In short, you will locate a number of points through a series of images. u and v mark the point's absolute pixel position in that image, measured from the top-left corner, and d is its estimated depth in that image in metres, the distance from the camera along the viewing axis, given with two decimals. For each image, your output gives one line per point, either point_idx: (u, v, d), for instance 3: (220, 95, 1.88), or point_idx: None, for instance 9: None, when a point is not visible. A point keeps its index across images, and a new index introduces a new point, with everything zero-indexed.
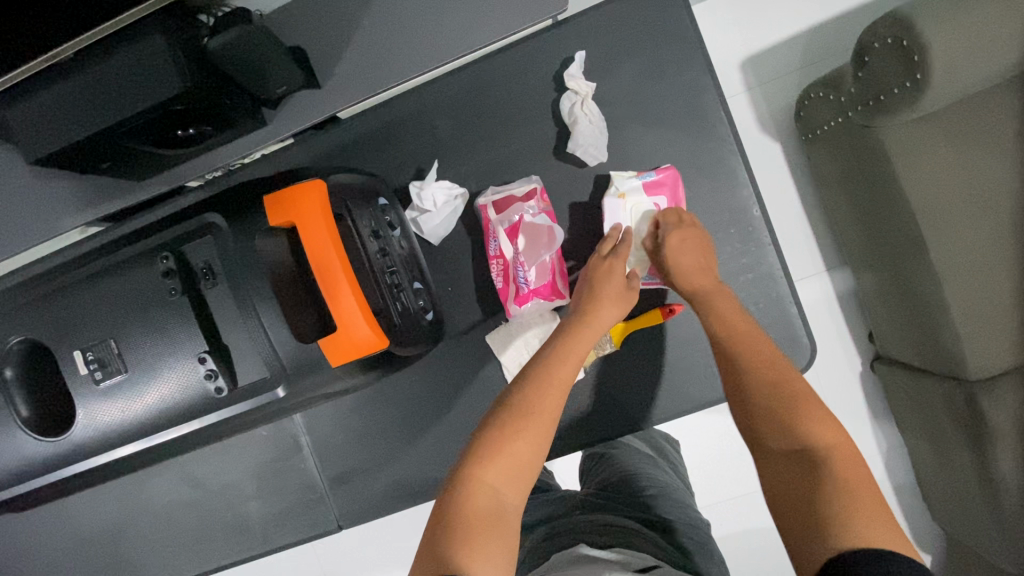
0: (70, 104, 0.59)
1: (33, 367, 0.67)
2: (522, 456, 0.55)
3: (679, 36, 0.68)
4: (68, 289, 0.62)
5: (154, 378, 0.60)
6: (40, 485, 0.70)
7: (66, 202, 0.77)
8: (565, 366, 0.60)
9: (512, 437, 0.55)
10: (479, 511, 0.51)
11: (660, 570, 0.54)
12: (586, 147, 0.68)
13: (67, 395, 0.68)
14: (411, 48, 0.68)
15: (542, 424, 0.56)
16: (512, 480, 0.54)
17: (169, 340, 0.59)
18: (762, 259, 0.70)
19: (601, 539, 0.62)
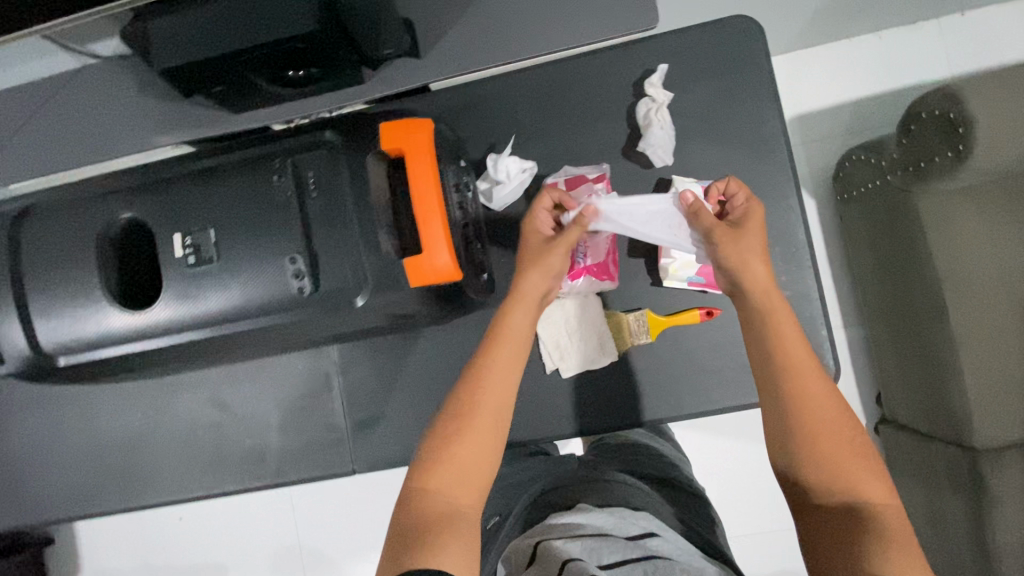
0: (207, 27, 0.66)
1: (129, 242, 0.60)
2: (471, 463, 0.58)
3: (754, 65, 0.74)
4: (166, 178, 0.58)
5: (249, 282, 0.55)
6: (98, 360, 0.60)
7: (164, 123, 0.83)
8: (501, 366, 0.62)
9: (457, 445, 0.58)
10: (437, 517, 0.55)
11: (655, 540, 0.58)
12: (656, 148, 0.73)
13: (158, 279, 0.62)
14: (511, 38, 0.76)
15: (480, 426, 0.59)
16: (463, 482, 0.57)
17: (272, 239, 0.55)
18: (801, 280, 0.74)
19: (595, 502, 0.66)
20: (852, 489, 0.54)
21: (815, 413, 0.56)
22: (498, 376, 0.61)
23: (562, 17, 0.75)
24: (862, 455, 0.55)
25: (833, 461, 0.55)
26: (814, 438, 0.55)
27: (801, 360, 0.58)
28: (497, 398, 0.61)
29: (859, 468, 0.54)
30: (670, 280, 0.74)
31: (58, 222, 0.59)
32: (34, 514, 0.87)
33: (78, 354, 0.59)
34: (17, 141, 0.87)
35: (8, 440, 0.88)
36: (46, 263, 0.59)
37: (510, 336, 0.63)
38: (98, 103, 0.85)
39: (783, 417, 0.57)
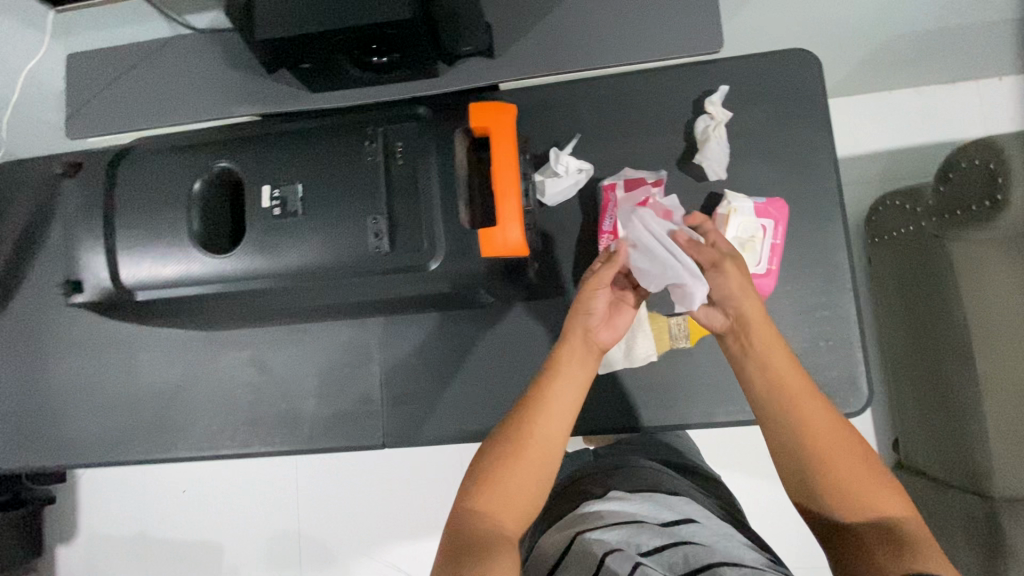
0: (306, 5, 0.71)
1: (217, 191, 0.63)
2: (517, 484, 0.60)
3: (811, 95, 0.78)
4: (258, 137, 0.61)
5: (330, 238, 0.58)
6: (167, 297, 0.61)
7: (243, 94, 0.88)
8: (555, 401, 0.63)
9: (510, 470, 0.60)
10: (484, 533, 0.56)
11: (690, 526, 0.60)
12: (712, 162, 0.76)
13: (238, 227, 0.64)
14: (582, 49, 0.81)
15: (529, 457, 0.61)
16: (515, 502, 0.59)
17: (358, 200, 0.58)
18: (841, 302, 0.76)
19: (628, 488, 0.68)
20: (871, 503, 0.57)
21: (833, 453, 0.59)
22: (551, 409, 0.63)
23: (632, 34, 0.80)
24: (874, 471, 0.59)
25: (851, 479, 0.58)
26: (834, 475, 0.58)
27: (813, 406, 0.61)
28: (547, 428, 0.62)
29: (880, 487, 0.58)
30: None
31: (150, 171, 0.62)
32: (63, 457, 0.88)
33: (161, 293, 0.61)
34: (100, 95, 0.91)
35: (50, 380, 0.90)
36: (134, 208, 0.61)
37: (564, 375, 0.64)
38: (183, 69, 0.90)
39: (800, 451, 0.59)
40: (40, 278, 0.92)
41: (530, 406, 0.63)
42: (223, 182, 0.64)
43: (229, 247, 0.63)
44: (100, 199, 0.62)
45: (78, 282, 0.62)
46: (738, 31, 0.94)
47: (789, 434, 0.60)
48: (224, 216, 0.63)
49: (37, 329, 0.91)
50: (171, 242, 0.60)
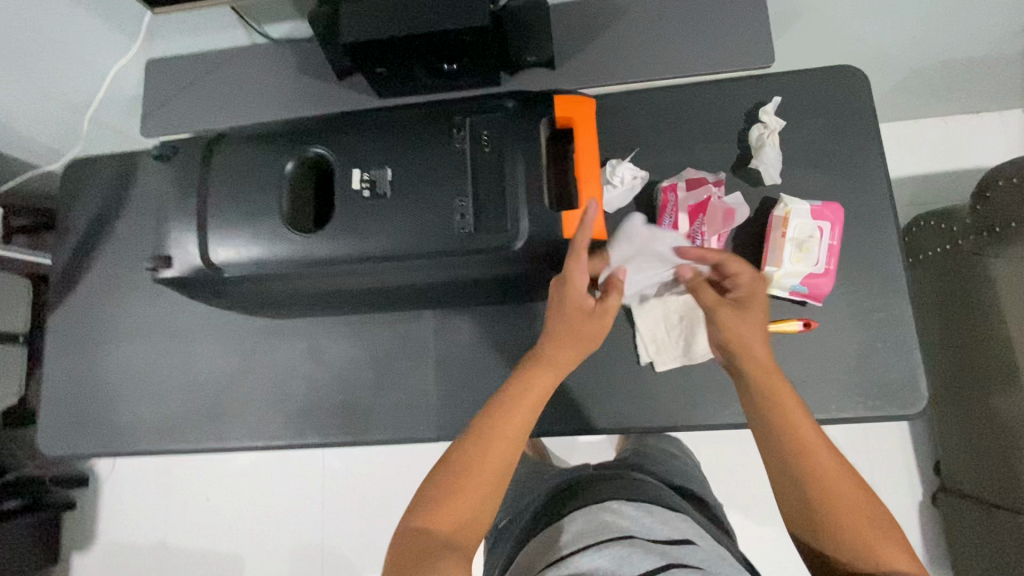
0: (387, 13, 0.76)
1: (309, 174, 0.66)
2: (469, 503, 0.58)
3: (861, 107, 0.81)
4: (352, 122, 0.64)
5: (417, 218, 0.61)
6: (252, 273, 0.63)
7: (313, 98, 0.92)
8: (511, 425, 0.61)
9: (463, 488, 0.58)
10: (427, 548, 0.55)
11: (687, 546, 0.60)
12: (768, 167, 0.79)
13: (327, 210, 0.67)
14: (640, 60, 0.85)
15: (485, 478, 0.59)
16: (466, 525, 0.58)
17: (444, 183, 0.61)
18: (897, 306, 0.77)
19: (628, 499, 0.68)
20: (872, 550, 0.56)
21: (830, 503, 0.58)
22: (508, 435, 0.61)
23: (689, 48, 0.84)
24: (869, 517, 0.57)
25: (845, 522, 0.58)
26: (830, 525, 0.58)
27: (816, 450, 0.61)
28: (504, 450, 0.60)
29: (881, 542, 0.56)
30: (771, 288, 0.77)
31: (245, 151, 0.65)
32: (115, 442, 0.89)
33: (246, 268, 0.63)
34: (177, 96, 0.96)
35: (108, 367, 0.92)
36: (228, 186, 0.64)
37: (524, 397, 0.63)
38: (255, 74, 0.94)
39: (794, 486, 0.60)
40: (105, 268, 0.95)
41: (485, 429, 0.61)
42: (315, 166, 0.67)
43: (314, 227, 0.65)
44: (194, 177, 0.65)
45: (168, 257, 0.64)
46: (785, 47, 0.98)
47: (785, 470, 0.61)
48: (316, 199, 0.66)
49: (99, 317, 0.93)
50: (262, 218, 0.63)
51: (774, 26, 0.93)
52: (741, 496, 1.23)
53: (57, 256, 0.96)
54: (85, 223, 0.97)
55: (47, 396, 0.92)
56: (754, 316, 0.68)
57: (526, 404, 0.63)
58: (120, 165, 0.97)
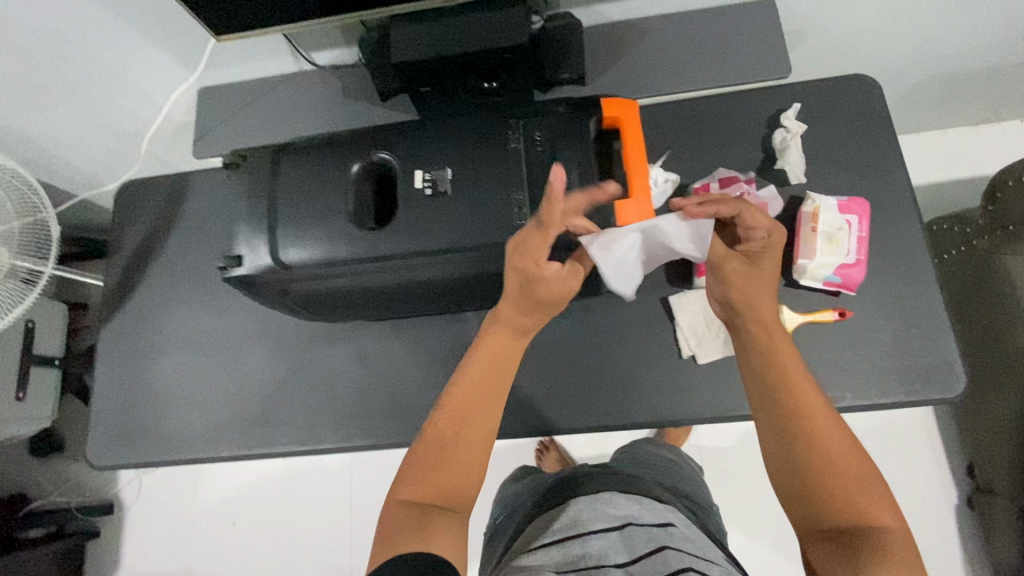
0: (434, 36, 0.83)
1: (371, 177, 0.71)
2: (462, 461, 0.59)
3: (877, 111, 0.87)
4: (413, 130, 0.70)
5: (476, 213, 0.65)
6: (318, 269, 0.67)
7: (355, 116, 0.97)
8: (488, 381, 0.64)
9: (456, 445, 0.60)
10: (424, 512, 0.56)
11: (673, 530, 0.63)
12: (793, 167, 0.84)
13: (387, 212, 0.71)
14: (666, 74, 0.91)
15: (473, 432, 0.60)
16: (454, 492, 0.58)
17: (502, 181, 0.65)
18: (925, 294, 0.80)
19: (619, 489, 0.71)
20: (856, 509, 0.53)
21: (817, 450, 0.56)
22: (482, 399, 0.62)
23: (712, 61, 0.90)
24: (860, 479, 0.54)
25: (830, 479, 0.55)
26: (813, 473, 0.55)
27: (805, 398, 0.59)
28: (487, 405, 0.62)
29: (863, 492, 0.54)
30: (805, 280, 0.80)
31: (313, 158, 0.70)
32: (164, 452, 0.90)
33: (312, 266, 0.67)
34: (228, 120, 1.01)
35: (157, 378, 0.94)
36: (297, 190, 0.69)
37: (496, 347, 0.66)
38: (300, 96, 0.99)
39: (785, 436, 0.58)
40: (155, 282, 0.98)
41: (458, 396, 0.62)
42: (376, 170, 0.71)
43: (376, 226, 0.69)
44: (264, 184, 0.70)
45: (238, 256, 0.68)
46: (798, 57, 1.04)
47: (775, 419, 0.59)
48: (378, 202, 0.71)
49: (149, 330, 0.96)
50: (330, 218, 0.67)
51: (789, 37, 0.99)
52: (774, 500, 1.22)
53: (108, 271, 0.99)
54: (134, 239, 1.00)
55: (96, 409, 0.94)
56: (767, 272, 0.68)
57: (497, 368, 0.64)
58: (169, 185, 1.01)
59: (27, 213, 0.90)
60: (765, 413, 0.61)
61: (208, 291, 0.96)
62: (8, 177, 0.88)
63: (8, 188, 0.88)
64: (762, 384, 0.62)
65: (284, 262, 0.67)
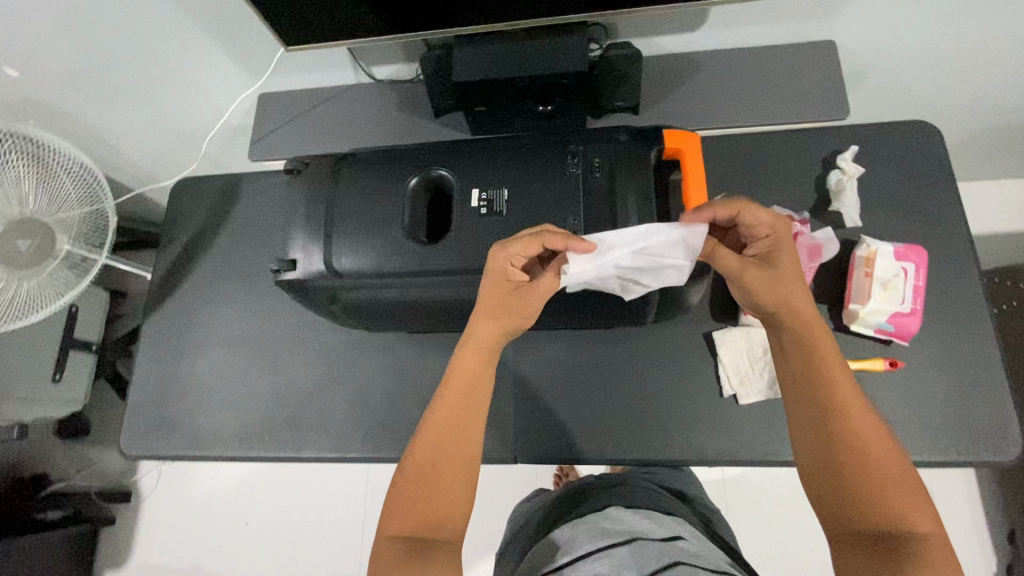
0: (496, 57, 0.84)
1: (426, 192, 0.72)
2: (447, 493, 0.58)
3: (937, 160, 0.85)
4: (472, 148, 0.70)
5: None
6: (369, 278, 0.67)
7: (408, 129, 0.99)
8: (461, 413, 0.62)
9: (437, 480, 0.59)
10: (409, 549, 0.55)
11: (683, 542, 0.61)
12: (849, 210, 0.83)
13: (440, 228, 0.72)
14: (722, 109, 0.91)
15: (453, 465, 0.60)
16: (438, 520, 0.57)
17: (558, 205, 0.66)
18: (981, 350, 0.78)
19: (625, 503, 0.69)
20: (892, 509, 0.52)
21: (853, 453, 0.54)
22: (450, 433, 0.61)
23: (771, 99, 0.90)
24: (897, 478, 0.53)
25: (866, 477, 0.53)
26: (847, 476, 0.54)
27: (843, 400, 0.57)
28: (464, 438, 0.61)
29: (901, 497, 0.52)
30: (857, 326, 0.78)
31: (371, 169, 0.71)
32: (194, 448, 0.91)
33: (365, 276, 0.67)
34: (284, 126, 1.04)
35: (194, 373, 0.95)
36: (354, 200, 0.70)
37: (465, 376, 0.63)
38: (356, 107, 1.02)
39: (824, 432, 0.56)
40: (201, 278, 1.00)
41: (431, 430, 0.61)
42: (432, 185, 0.72)
43: (429, 240, 0.70)
44: (324, 193, 0.71)
45: (292, 261, 0.69)
46: (854, 99, 1.03)
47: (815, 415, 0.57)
48: (433, 219, 0.72)
49: (191, 324, 0.98)
50: (385, 229, 0.68)
51: (848, 79, 0.98)
52: (799, 551, 1.17)
53: (157, 263, 1.02)
54: (184, 233, 1.02)
55: (132, 399, 0.96)
56: (788, 267, 0.62)
57: (461, 402, 0.61)
58: (222, 185, 1.03)
59: (89, 202, 0.93)
60: (804, 408, 0.59)
61: (252, 291, 0.97)
62: (76, 168, 0.91)
63: (75, 178, 0.91)
64: (800, 383, 0.60)
65: (336, 270, 0.68)
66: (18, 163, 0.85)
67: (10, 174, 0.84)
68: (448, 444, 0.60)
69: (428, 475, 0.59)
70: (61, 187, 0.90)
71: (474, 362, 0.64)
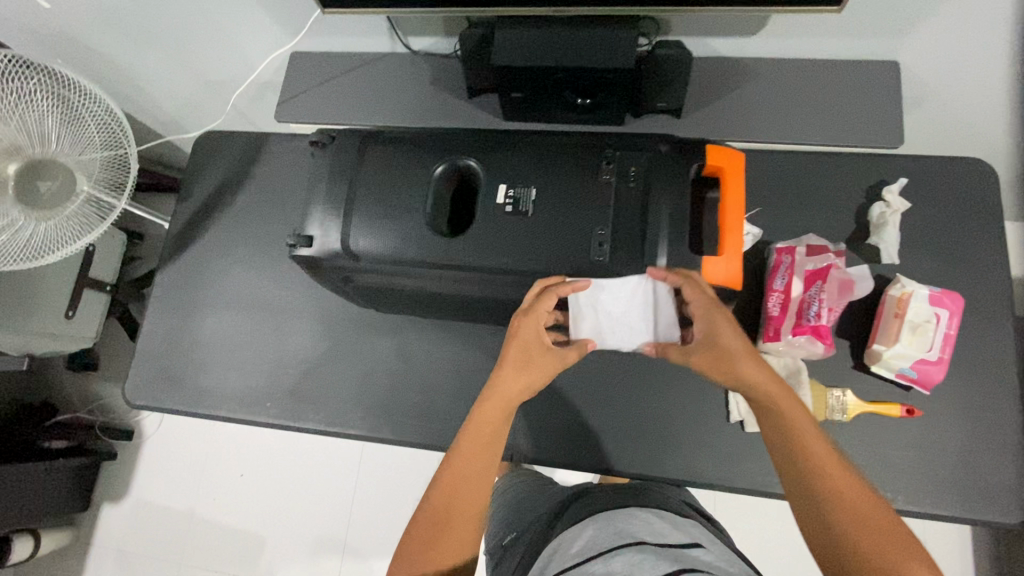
0: (538, 43, 0.80)
1: (452, 181, 0.69)
2: (466, 538, 0.57)
3: (988, 203, 0.81)
4: (504, 141, 0.68)
5: (554, 238, 0.63)
6: (386, 266, 0.66)
7: (440, 108, 0.96)
8: (480, 458, 0.60)
9: (449, 528, 0.57)
10: None
11: (698, 549, 0.58)
12: (888, 246, 0.80)
13: (463, 221, 0.70)
14: (769, 122, 0.86)
15: (471, 510, 0.58)
16: (454, 566, 0.57)
17: (587, 212, 0.63)
18: (1003, 406, 0.75)
19: (640, 506, 0.67)
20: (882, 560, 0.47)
21: (832, 504, 0.51)
22: (466, 481, 0.59)
23: (822, 118, 0.85)
24: (882, 522, 0.49)
25: (853, 528, 0.49)
26: (834, 537, 0.50)
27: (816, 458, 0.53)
28: (479, 481, 0.59)
29: (886, 545, 0.48)
30: (878, 367, 0.76)
31: (398, 150, 0.68)
32: (197, 405, 0.92)
33: (382, 260, 0.66)
34: (312, 89, 1.01)
35: (203, 331, 0.95)
36: (378, 183, 0.68)
37: (488, 422, 0.61)
38: (388, 78, 0.98)
39: (805, 488, 0.53)
40: (216, 236, 0.99)
41: (446, 476, 0.59)
42: (458, 175, 0.70)
43: (450, 232, 0.68)
44: (347, 171, 0.69)
45: (309, 237, 0.68)
46: (907, 125, 0.98)
47: (793, 470, 0.54)
48: (457, 211, 0.70)
49: (204, 280, 0.98)
50: (406, 216, 0.66)
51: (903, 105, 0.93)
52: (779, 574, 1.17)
53: (175, 216, 1.01)
54: (203, 188, 1.01)
55: (141, 349, 0.96)
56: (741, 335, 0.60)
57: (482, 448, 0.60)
58: (246, 144, 1.01)
59: (111, 146, 0.90)
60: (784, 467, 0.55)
61: (266, 256, 0.96)
62: (100, 112, 0.88)
63: (99, 121, 0.88)
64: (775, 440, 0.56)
65: (352, 253, 0.67)
66: (43, 101, 0.85)
67: (37, 111, 0.85)
68: (461, 492, 0.59)
69: (442, 525, 0.57)
70: (87, 132, 0.88)
71: (493, 419, 0.62)
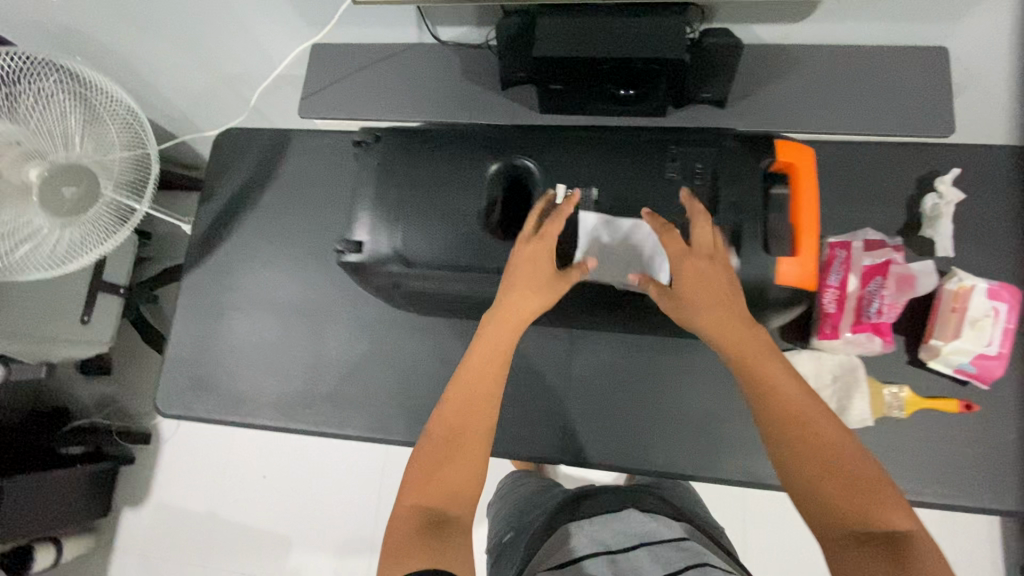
0: (581, 31, 0.76)
1: (506, 181, 0.67)
2: (461, 470, 0.56)
3: None
4: (559, 139, 0.66)
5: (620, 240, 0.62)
6: (442, 270, 0.63)
7: (473, 101, 0.92)
8: (478, 395, 0.59)
9: (448, 460, 0.56)
10: (424, 529, 0.52)
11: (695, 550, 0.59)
12: (943, 238, 0.80)
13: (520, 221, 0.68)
14: (817, 113, 0.84)
15: (470, 443, 0.58)
16: (451, 498, 0.55)
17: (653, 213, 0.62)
18: None
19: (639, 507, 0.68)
20: (861, 505, 0.49)
21: (812, 452, 0.52)
22: (465, 413, 0.59)
23: (873, 107, 0.83)
24: (856, 464, 0.51)
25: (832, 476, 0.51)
26: (816, 486, 0.51)
27: (801, 405, 0.54)
28: (478, 415, 0.59)
29: (864, 491, 0.50)
30: (935, 362, 0.74)
31: (448, 149, 0.66)
32: (231, 411, 0.89)
33: (436, 265, 0.63)
34: (336, 83, 0.96)
35: (233, 336, 0.93)
36: (428, 184, 0.65)
37: (484, 358, 0.61)
38: (416, 70, 0.94)
39: (782, 436, 0.54)
40: (243, 237, 0.96)
41: (446, 411, 0.59)
42: (512, 173, 0.67)
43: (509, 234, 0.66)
44: (395, 172, 0.66)
45: (358, 242, 0.65)
46: None
47: (773, 421, 0.55)
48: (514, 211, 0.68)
49: (232, 283, 0.95)
50: (460, 219, 0.64)
51: None
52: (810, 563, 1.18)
53: (198, 218, 0.97)
54: (226, 188, 0.97)
55: (169, 356, 0.93)
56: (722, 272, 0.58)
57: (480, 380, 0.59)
58: (270, 142, 0.97)
59: (132, 146, 0.86)
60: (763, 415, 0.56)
61: (297, 258, 0.93)
62: (121, 112, 0.84)
63: (119, 122, 0.85)
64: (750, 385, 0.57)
65: (406, 258, 0.64)
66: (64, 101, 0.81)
67: (56, 111, 0.81)
68: (457, 425, 0.58)
69: (445, 458, 0.57)
70: (107, 132, 0.84)
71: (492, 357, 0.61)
